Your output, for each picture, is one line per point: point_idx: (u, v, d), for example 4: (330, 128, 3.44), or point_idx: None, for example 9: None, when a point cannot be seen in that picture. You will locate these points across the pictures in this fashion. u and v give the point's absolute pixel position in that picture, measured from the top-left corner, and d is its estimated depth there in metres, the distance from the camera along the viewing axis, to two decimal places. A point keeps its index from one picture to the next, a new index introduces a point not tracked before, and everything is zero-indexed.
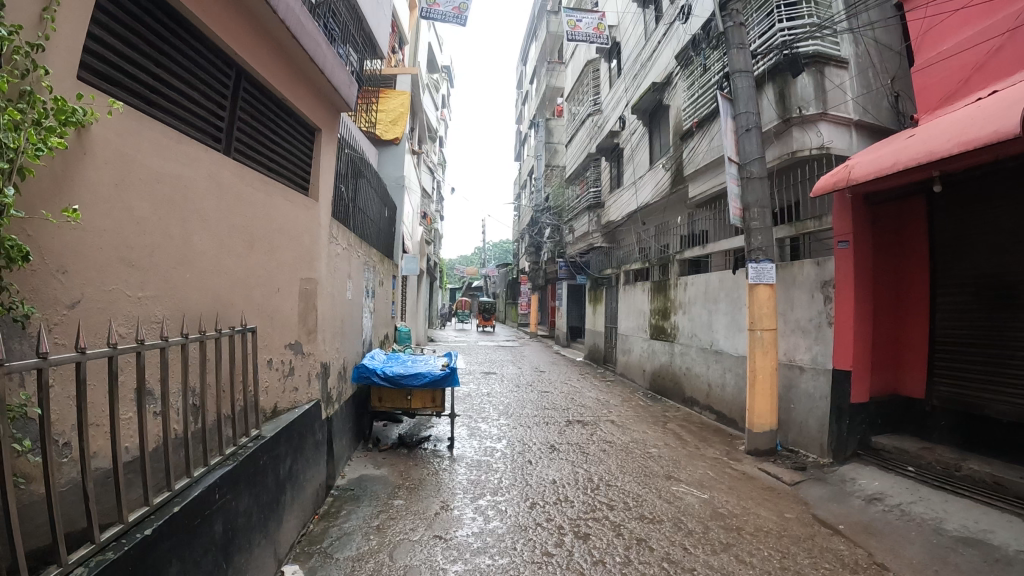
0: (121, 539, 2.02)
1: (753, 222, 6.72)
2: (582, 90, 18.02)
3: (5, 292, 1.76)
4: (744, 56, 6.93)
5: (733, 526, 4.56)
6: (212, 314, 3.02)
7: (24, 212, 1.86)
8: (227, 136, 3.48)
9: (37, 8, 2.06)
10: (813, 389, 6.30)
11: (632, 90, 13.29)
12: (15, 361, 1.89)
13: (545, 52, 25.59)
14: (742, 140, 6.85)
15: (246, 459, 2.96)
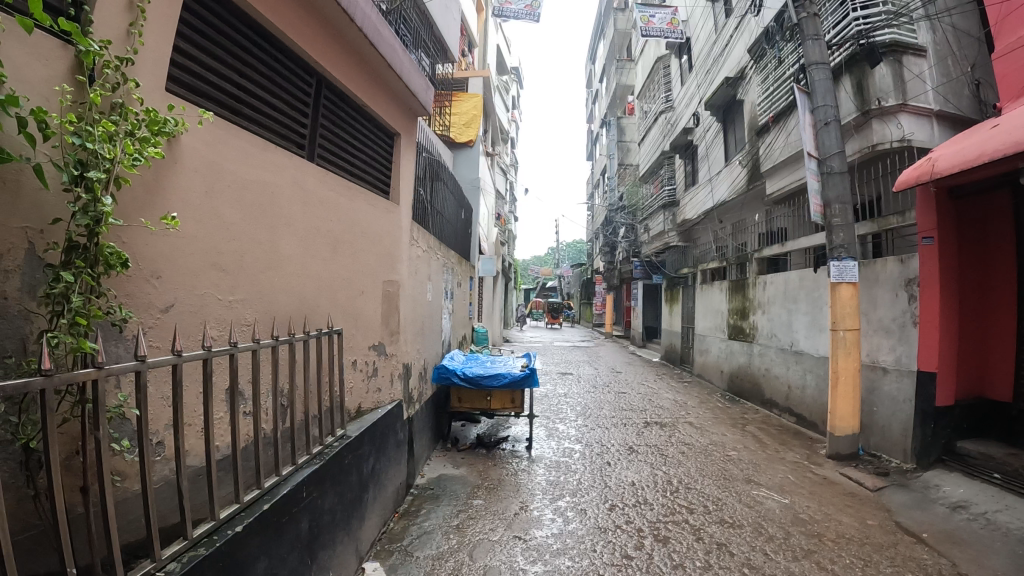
0: (213, 536, 2.09)
1: (834, 219, 6.52)
2: (653, 87, 17.82)
3: (103, 299, 1.82)
4: (820, 47, 6.73)
5: (815, 532, 4.44)
6: (299, 317, 3.09)
7: (125, 223, 1.94)
8: (311, 143, 3.55)
9: (124, 23, 2.15)
10: (897, 391, 6.08)
11: (704, 86, 13.06)
12: (113, 364, 1.97)
13: (614, 49, 25.40)
14: (820, 135, 6.65)
15: (333, 458, 3.02)
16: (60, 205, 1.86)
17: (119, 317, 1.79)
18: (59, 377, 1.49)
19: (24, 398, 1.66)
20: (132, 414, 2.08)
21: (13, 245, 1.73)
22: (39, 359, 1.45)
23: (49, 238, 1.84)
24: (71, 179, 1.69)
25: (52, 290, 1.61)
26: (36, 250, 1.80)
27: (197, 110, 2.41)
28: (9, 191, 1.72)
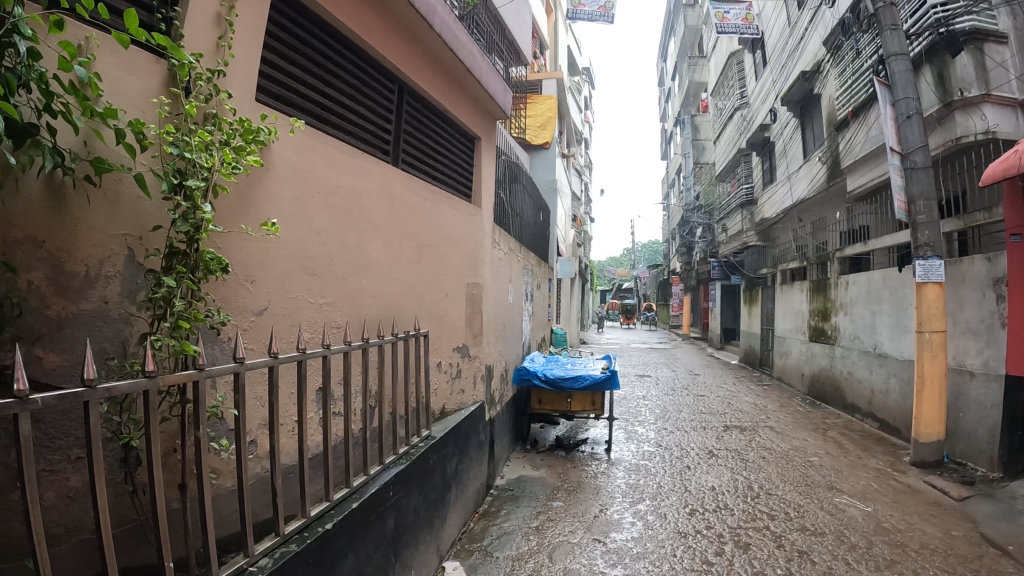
0: (303, 533, 2.15)
1: (919, 216, 6.28)
2: (727, 84, 17.53)
3: (203, 303, 1.86)
4: (899, 38, 6.50)
5: (898, 542, 4.28)
6: (387, 319, 3.15)
7: (225, 230, 1.99)
8: (395, 148, 3.62)
9: (213, 37, 2.23)
10: (984, 396, 5.82)
11: (780, 80, 12.74)
12: (211, 366, 2.04)
13: (686, 47, 25.07)
14: (903, 129, 6.42)
15: (418, 458, 3.07)
16: (157, 213, 1.94)
17: (219, 321, 1.83)
18: (162, 378, 1.51)
19: (125, 399, 1.72)
20: (229, 413, 2.15)
21: (113, 252, 1.81)
22: (144, 362, 1.48)
23: (148, 246, 1.91)
24: (171, 188, 1.75)
25: (155, 295, 1.67)
26: (135, 256, 1.87)
27: (288, 119, 2.48)
28: (109, 200, 1.80)
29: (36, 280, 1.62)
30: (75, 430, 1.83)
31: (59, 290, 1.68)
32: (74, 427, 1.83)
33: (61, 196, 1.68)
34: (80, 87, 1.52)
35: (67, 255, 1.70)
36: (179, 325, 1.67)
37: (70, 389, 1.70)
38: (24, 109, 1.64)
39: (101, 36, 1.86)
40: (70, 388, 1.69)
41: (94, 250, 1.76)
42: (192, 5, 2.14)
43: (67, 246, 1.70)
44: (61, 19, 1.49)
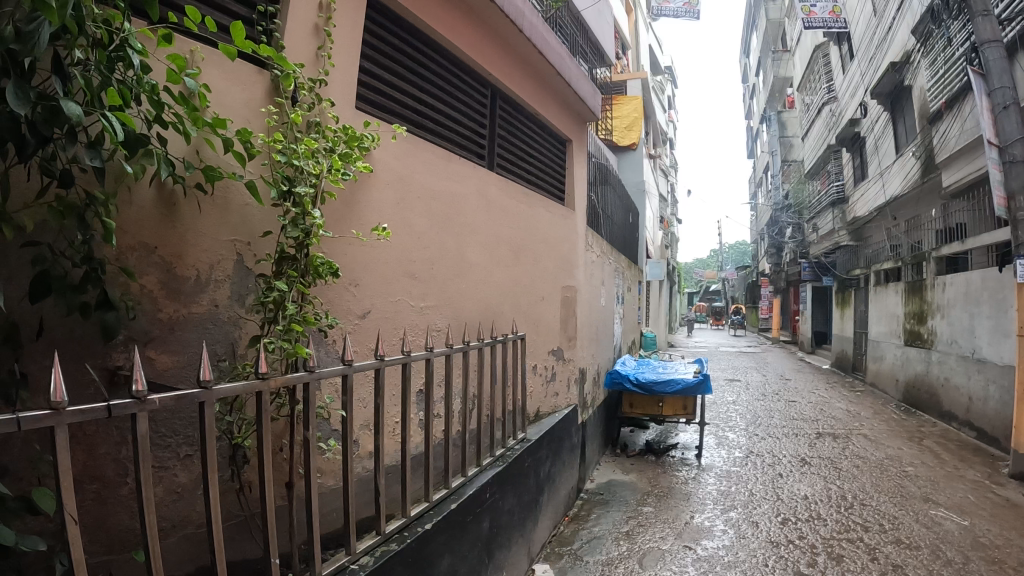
0: (403, 532, 2.18)
1: (1019, 212, 5.94)
2: (814, 79, 17.00)
3: (312, 307, 1.89)
4: (992, 24, 6.16)
5: (996, 559, 4.05)
6: (486, 322, 3.17)
7: (332, 235, 2.03)
8: (490, 152, 3.64)
9: (312, 47, 2.28)
10: None
11: (869, 74, 12.25)
12: (320, 368, 2.09)
13: (768, 41, 24.44)
14: (1000, 121, 6.09)
15: (515, 460, 3.08)
16: (264, 219, 1.99)
17: (328, 326, 1.85)
18: (274, 380, 1.54)
19: (234, 400, 1.77)
20: (335, 414, 2.20)
21: (222, 257, 1.86)
22: (256, 363, 1.51)
23: (255, 252, 1.97)
24: (280, 195, 1.78)
25: (267, 298, 1.70)
26: (243, 261, 1.93)
27: (389, 126, 2.52)
28: (218, 207, 1.85)
29: (148, 283, 1.68)
30: (184, 429, 1.89)
31: (170, 294, 1.73)
32: (184, 426, 1.90)
33: (172, 204, 1.73)
34: (188, 99, 1.56)
35: (178, 260, 1.75)
36: (292, 329, 1.71)
37: (182, 389, 1.75)
38: (137, 120, 1.71)
39: (208, 49, 1.91)
40: (183, 388, 1.75)
41: (204, 255, 1.81)
42: (291, 17, 2.20)
43: (178, 251, 1.75)
44: (167, 33, 1.54)
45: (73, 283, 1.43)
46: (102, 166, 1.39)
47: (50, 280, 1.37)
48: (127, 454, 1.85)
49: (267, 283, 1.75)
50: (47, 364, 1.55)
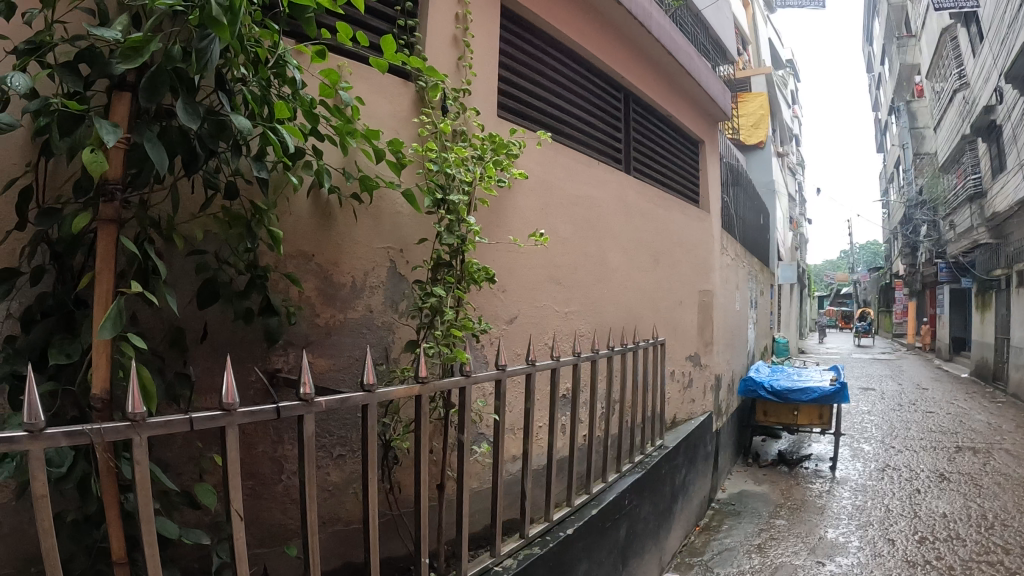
0: (545, 536, 2.19)
1: None
2: (943, 64, 15.99)
3: (467, 315, 1.88)
4: None
5: None
6: (627, 327, 3.14)
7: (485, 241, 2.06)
8: (626, 156, 3.57)
9: (454, 59, 2.32)
10: None
11: (1002, 57, 11.38)
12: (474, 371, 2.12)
13: (894, 27, 23.17)
14: None
15: (653, 467, 3.04)
16: (416, 226, 2.03)
17: (474, 331, 1.76)
18: (432, 384, 1.55)
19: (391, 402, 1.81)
20: (487, 417, 2.24)
21: (376, 264, 1.91)
22: (416, 367, 1.53)
23: (408, 259, 2.01)
24: (434, 203, 1.78)
25: (425, 304, 1.71)
26: (397, 267, 1.97)
27: (534, 133, 2.52)
28: (372, 217, 1.90)
29: (306, 291, 1.73)
30: (339, 430, 1.95)
31: (326, 299, 1.78)
32: (339, 427, 1.95)
33: (328, 214, 1.78)
34: (343, 111, 1.59)
35: (334, 267, 1.80)
36: (452, 335, 1.70)
37: (339, 390, 1.80)
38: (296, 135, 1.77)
39: (358, 65, 1.96)
40: (340, 391, 1.79)
41: (358, 262, 1.86)
42: (431, 29, 2.24)
43: (334, 259, 1.80)
44: (321, 48, 1.57)
45: (239, 290, 1.44)
46: (268, 176, 1.42)
47: (217, 287, 1.40)
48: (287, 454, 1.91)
49: (424, 289, 1.75)
50: (212, 365, 1.60)
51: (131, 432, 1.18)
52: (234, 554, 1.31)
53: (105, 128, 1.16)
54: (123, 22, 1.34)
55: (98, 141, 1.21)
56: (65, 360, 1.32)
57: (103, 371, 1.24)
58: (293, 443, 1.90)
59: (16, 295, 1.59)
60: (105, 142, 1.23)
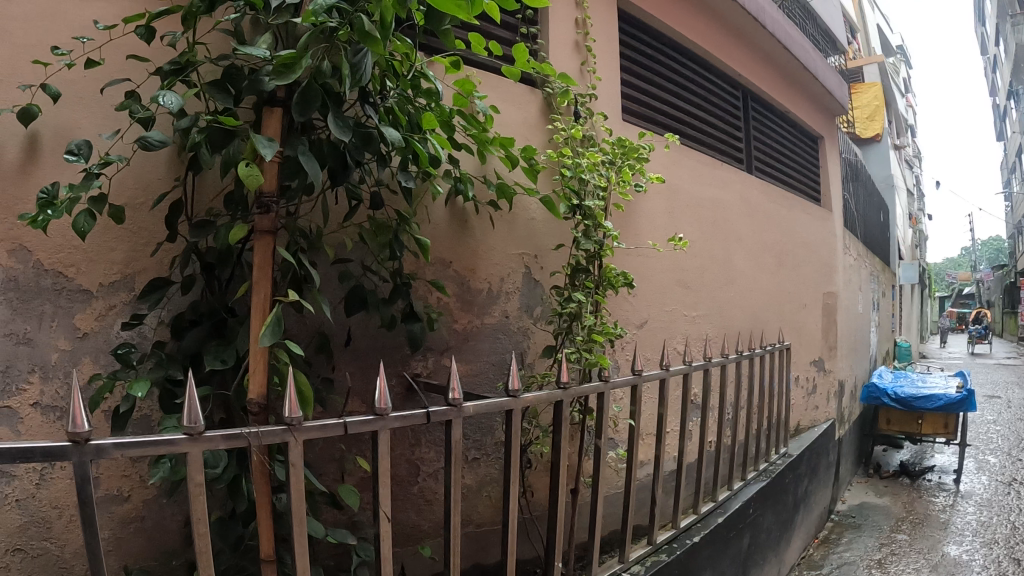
0: (673, 543, 2.17)
1: None
2: None
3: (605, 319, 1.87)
4: None
5: None
6: (752, 331, 3.07)
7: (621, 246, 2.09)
8: (748, 155, 3.46)
9: (576, 64, 2.33)
10: None
11: None
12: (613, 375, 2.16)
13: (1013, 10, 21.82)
14: None
15: (778, 476, 2.97)
16: (550, 233, 2.04)
17: (615, 336, 1.75)
18: (574, 389, 1.59)
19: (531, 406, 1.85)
20: (623, 422, 2.27)
21: (511, 270, 1.92)
22: (558, 373, 1.58)
23: (543, 264, 2.02)
24: (570, 209, 1.79)
25: (564, 310, 1.71)
26: (531, 273, 1.98)
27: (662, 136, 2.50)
28: (506, 224, 1.92)
29: (445, 297, 1.76)
30: (475, 433, 1.98)
31: (464, 305, 1.81)
32: (475, 430, 1.98)
33: (464, 222, 1.80)
34: (480, 120, 1.60)
35: (471, 273, 1.82)
36: (592, 340, 1.69)
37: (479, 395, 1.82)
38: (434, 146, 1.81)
39: (487, 74, 1.99)
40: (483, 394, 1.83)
41: (494, 268, 1.88)
42: (553, 36, 2.25)
43: (470, 266, 1.82)
44: (455, 58, 1.60)
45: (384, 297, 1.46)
46: (414, 185, 1.43)
47: (365, 294, 1.42)
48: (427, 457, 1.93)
49: (563, 296, 1.75)
50: (357, 370, 1.64)
51: (287, 434, 1.22)
52: (380, 554, 1.34)
53: (263, 142, 1.18)
54: (266, 41, 1.39)
55: (253, 154, 1.23)
56: (222, 365, 1.33)
57: (261, 375, 1.25)
58: (430, 445, 1.93)
59: (167, 304, 1.63)
60: (260, 154, 1.24)
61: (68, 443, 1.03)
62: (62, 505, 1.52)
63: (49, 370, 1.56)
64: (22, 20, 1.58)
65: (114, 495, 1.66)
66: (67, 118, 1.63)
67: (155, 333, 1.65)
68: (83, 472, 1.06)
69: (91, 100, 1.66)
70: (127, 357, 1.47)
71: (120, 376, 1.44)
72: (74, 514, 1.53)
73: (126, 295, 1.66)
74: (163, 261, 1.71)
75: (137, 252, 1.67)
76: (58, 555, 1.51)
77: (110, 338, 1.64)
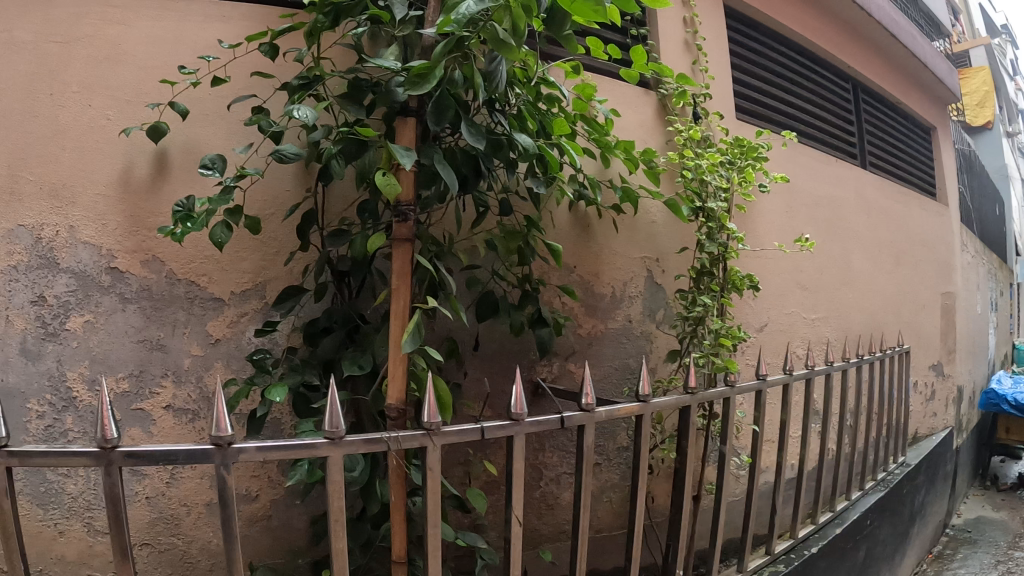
0: (791, 554, 2.11)
1: None
2: None
3: (730, 322, 1.85)
4: None
5: None
6: (868, 334, 2.97)
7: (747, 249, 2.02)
8: (862, 150, 3.33)
9: (687, 63, 2.30)
10: None
11: None
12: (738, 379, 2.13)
13: None
14: None
15: (896, 487, 2.86)
16: (673, 236, 2.02)
17: (742, 340, 1.72)
18: (702, 394, 1.57)
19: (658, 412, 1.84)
20: (746, 427, 2.32)
21: (635, 274, 1.92)
22: (685, 378, 1.56)
23: (665, 268, 2.00)
24: (692, 212, 1.78)
25: (691, 314, 1.72)
26: (654, 277, 1.97)
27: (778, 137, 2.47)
28: (628, 227, 1.92)
29: (571, 301, 1.78)
30: (601, 439, 1.98)
31: (589, 310, 1.83)
32: (599, 436, 1.97)
33: (587, 226, 1.82)
34: (601, 124, 1.61)
35: (595, 278, 1.84)
36: (721, 342, 1.69)
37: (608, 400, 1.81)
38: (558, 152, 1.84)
39: (602, 77, 1.99)
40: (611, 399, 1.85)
41: (618, 273, 1.89)
42: (664, 36, 2.23)
43: (594, 270, 1.84)
44: (575, 63, 1.60)
45: (513, 302, 1.49)
46: (544, 190, 1.45)
47: (496, 300, 1.45)
48: (551, 462, 1.93)
49: (688, 299, 1.76)
50: (482, 376, 1.67)
51: (426, 438, 1.23)
52: (509, 557, 1.34)
53: (401, 152, 1.18)
54: (392, 53, 1.40)
55: (390, 163, 1.24)
56: (359, 371, 1.35)
57: (399, 381, 1.27)
58: (554, 450, 1.93)
59: (301, 311, 1.69)
60: (396, 164, 1.25)
61: (211, 446, 1.06)
62: (192, 502, 1.66)
63: (181, 375, 1.64)
64: (148, 43, 1.67)
65: (244, 494, 1.72)
66: (197, 134, 1.69)
67: (287, 340, 1.70)
68: (226, 472, 1.09)
69: (217, 117, 1.71)
70: (263, 363, 1.51)
71: (256, 381, 1.48)
72: (201, 510, 1.67)
73: (258, 303, 1.70)
74: (296, 270, 1.74)
75: (269, 262, 1.71)
76: (185, 550, 1.65)
77: (242, 344, 1.69)
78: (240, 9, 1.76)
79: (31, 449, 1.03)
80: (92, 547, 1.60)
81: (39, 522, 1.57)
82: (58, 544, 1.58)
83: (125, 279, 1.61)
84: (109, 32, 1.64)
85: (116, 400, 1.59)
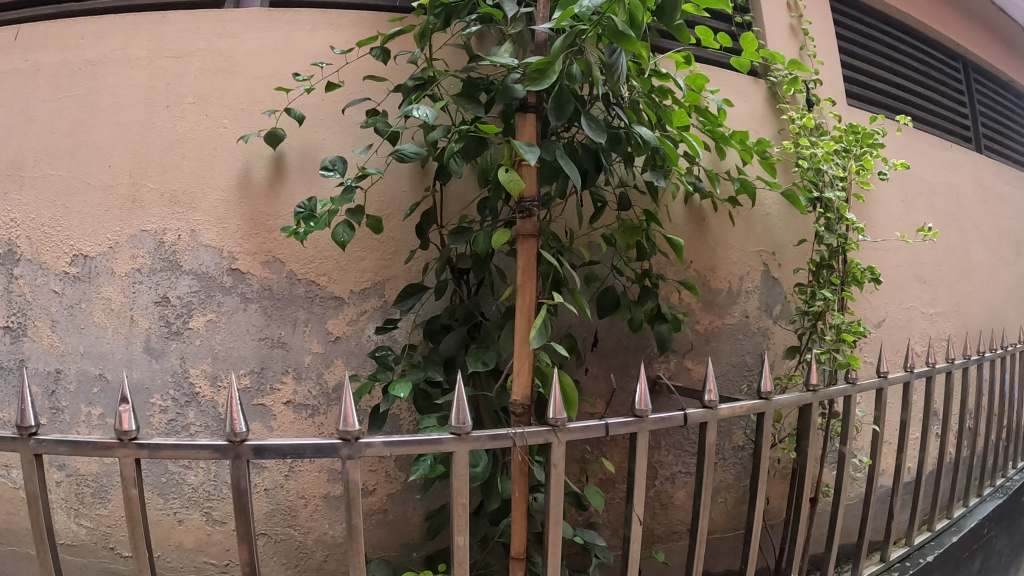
0: (906, 562, 2.03)
1: None
2: None
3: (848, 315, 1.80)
4: None
5: None
6: (988, 330, 2.83)
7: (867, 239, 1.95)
8: (976, 133, 3.15)
9: (794, 49, 2.23)
10: None
11: None
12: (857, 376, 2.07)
13: None
14: None
15: (1017, 493, 2.71)
16: (790, 229, 1.97)
17: (865, 334, 1.67)
18: (823, 392, 1.51)
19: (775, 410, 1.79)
20: (864, 427, 2.26)
21: (751, 268, 1.89)
22: (806, 376, 1.51)
23: (783, 261, 1.95)
24: (810, 202, 1.74)
25: (811, 308, 1.68)
26: (770, 271, 1.92)
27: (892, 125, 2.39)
28: (745, 220, 1.89)
29: (688, 297, 1.78)
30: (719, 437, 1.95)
31: (706, 306, 1.82)
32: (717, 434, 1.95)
33: (702, 219, 1.81)
34: (715, 115, 1.57)
35: (712, 273, 1.82)
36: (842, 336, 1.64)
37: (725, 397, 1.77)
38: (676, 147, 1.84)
39: (710, 68, 1.95)
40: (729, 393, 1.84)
41: (735, 266, 1.86)
42: (769, 22, 2.17)
43: (710, 265, 1.82)
44: (686, 53, 1.57)
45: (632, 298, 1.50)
46: (663, 184, 1.45)
47: (617, 296, 1.46)
48: (670, 460, 1.91)
49: (806, 293, 1.73)
50: (604, 373, 1.70)
51: (551, 435, 1.21)
52: (628, 557, 1.32)
53: (525, 148, 1.17)
54: (507, 50, 1.40)
55: (513, 160, 1.24)
56: (484, 368, 1.37)
57: (524, 377, 1.26)
58: (669, 448, 1.91)
59: (421, 310, 1.71)
60: (519, 160, 1.25)
61: (338, 442, 1.07)
62: (308, 495, 1.70)
63: (301, 372, 1.69)
64: (258, 53, 1.73)
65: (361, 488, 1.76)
66: (312, 139, 1.73)
67: (406, 337, 1.73)
68: (352, 465, 1.10)
69: (332, 121, 1.74)
70: (384, 359, 1.54)
71: (379, 377, 1.51)
72: (317, 503, 1.71)
73: (377, 301, 1.72)
74: (415, 268, 1.75)
75: (387, 261, 1.73)
76: (301, 540, 1.70)
77: (362, 342, 1.72)
78: (348, 17, 1.78)
79: (161, 441, 1.04)
80: (209, 535, 1.69)
81: (159, 510, 1.70)
82: (177, 531, 1.69)
83: (247, 280, 1.68)
84: (221, 44, 1.72)
85: (238, 394, 1.67)
